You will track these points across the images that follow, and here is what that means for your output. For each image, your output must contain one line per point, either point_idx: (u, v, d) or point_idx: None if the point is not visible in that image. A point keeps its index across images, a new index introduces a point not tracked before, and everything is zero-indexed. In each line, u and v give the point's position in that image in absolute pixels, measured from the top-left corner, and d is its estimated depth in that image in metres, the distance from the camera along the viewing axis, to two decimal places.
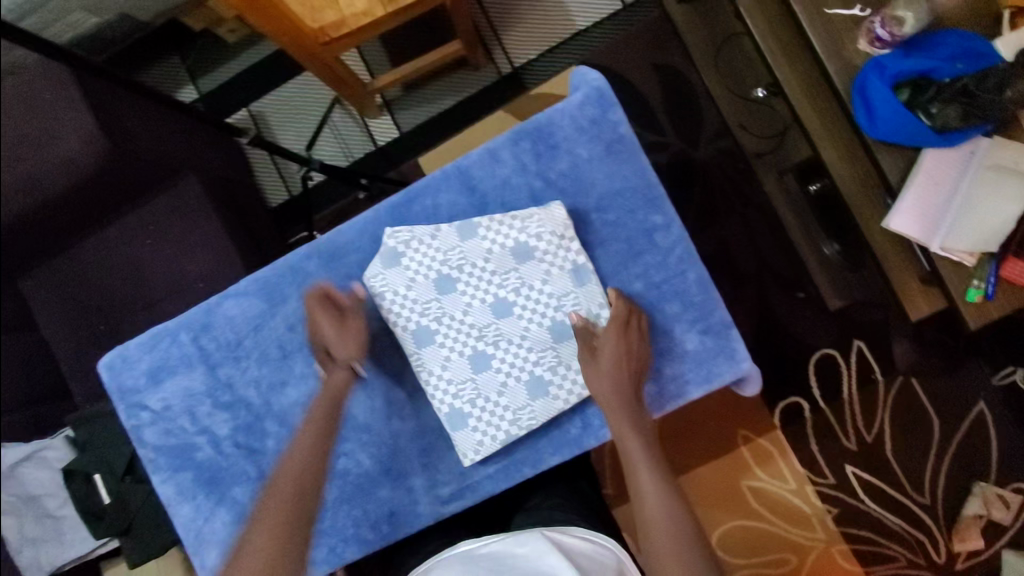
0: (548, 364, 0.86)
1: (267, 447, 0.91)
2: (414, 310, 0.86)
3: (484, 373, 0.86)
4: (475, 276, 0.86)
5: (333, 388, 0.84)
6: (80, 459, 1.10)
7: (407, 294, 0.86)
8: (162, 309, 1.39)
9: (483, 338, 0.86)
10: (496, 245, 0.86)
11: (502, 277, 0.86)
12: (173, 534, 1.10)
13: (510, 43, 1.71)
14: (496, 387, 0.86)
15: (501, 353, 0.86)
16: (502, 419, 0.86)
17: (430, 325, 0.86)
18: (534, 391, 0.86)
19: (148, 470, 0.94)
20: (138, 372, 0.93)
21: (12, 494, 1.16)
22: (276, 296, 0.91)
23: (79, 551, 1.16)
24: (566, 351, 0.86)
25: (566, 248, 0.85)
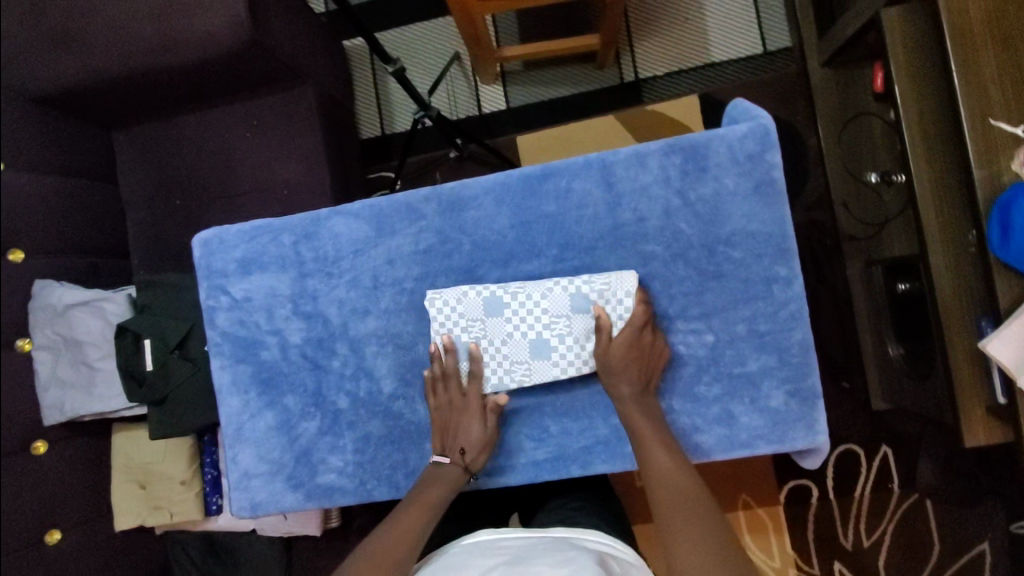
0: (558, 332, 0.85)
1: (333, 367, 0.92)
2: (460, 324, 0.87)
3: (494, 319, 0.86)
4: (526, 304, 0.85)
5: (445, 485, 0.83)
6: (134, 321, 1.11)
7: (467, 293, 0.87)
8: (240, 206, 1.40)
9: (516, 311, 0.85)
10: (557, 289, 0.85)
11: (552, 307, 0.85)
12: (198, 421, 1.12)
13: (639, 53, 1.69)
14: (499, 334, 0.86)
15: (515, 307, 0.85)
16: (498, 366, 0.87)
17: (474, 317, 0.86)
18: (535, 351, 0.85)
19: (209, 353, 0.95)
20: (229, 258, 0.93)
21: (59, 334, 1.17)
22: (386, 228, 0.91)
23: (104, 408, 1.17)
24: (578, 323, 0.84)
25: (615, 303, 0.84)
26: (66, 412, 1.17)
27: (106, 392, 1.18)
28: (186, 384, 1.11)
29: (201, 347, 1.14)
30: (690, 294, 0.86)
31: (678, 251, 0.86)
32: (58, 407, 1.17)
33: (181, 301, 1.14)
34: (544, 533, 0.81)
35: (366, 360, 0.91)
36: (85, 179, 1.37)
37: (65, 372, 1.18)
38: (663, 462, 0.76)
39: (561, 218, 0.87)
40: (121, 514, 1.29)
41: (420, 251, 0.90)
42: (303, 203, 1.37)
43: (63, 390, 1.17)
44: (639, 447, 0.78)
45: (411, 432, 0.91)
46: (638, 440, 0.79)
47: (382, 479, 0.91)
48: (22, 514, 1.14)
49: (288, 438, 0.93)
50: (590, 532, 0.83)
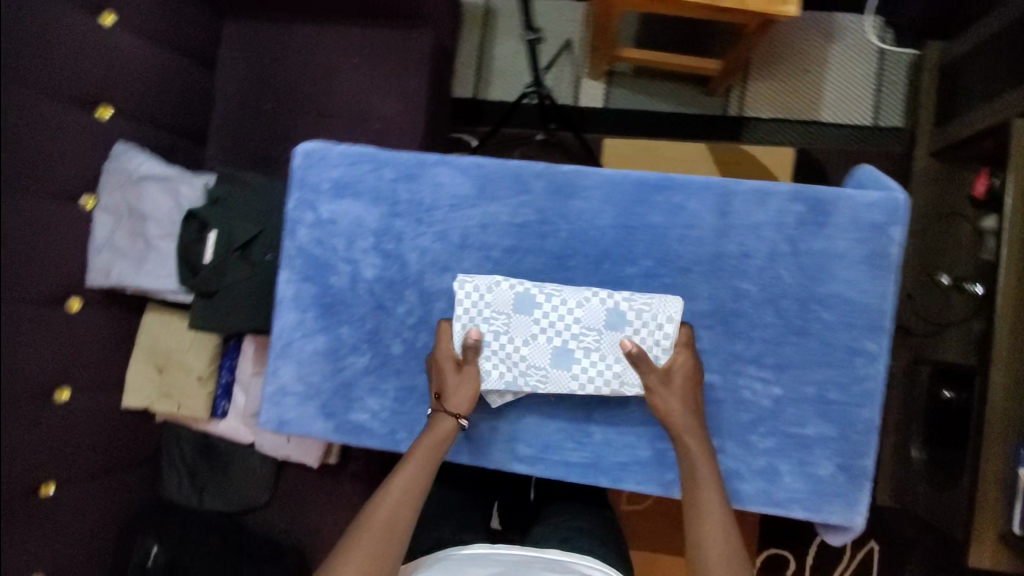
0: (585, 344, 0.83)
1: (397, 311, 0.91)
2: (484, 313, 0.85)
3: (522, 316, 0.84)
4: (559, 308, 0.84)
5: (436, 437, 0.81)
6: (205, 210, 1.10)
7: (499, 284, 0.86)
8: (327, 129, 1.39)
9: (547, 313, 0.84)
10: (594, 300, 0.84)
11: (585, 316, 0.84)
12: (238, 325, 1.10)
13: (749, 91, 1.67)
14: (523, 334, 0.84)
15: (548, 309, 0.84)
16: (513, 366, 0.84)
17: (502, 309, 0.84)
18: (557, 359, 0.84)
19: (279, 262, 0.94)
20: (326, 176, 0.92)
21: (129, 202, 1.17)
22: (488, 192, 0.89)
23: (149, 285, 1.16)
24: (608, 340, 0.83)
25: (651, 329, 0.82)
26: (111, 277, 1.16)
27: (156, 272, 1.16)
28: (237, 286, 1.09)
29: (262, 254, 1.12)
30: (770, 342, 0.84)
31: (772, 298, 0.84)
32: (106, 273, 1.16)
33: (254, 203, 1.13)
34: (538, 552, 0.84)
35: (432, 314, 0.90)
36: (186, 58, 1.36)
37: (123, 241, 1.17)
38: (708, 501, 0.74)
39: (664, 232, 0.86)
40: (129, 390, 1.30)
41: (515, 224, 0.89)
42: (389, 143, 1.36)
43: (115, 256, 1.16)
44: (691, 486, 0.75)
45: None
46: (690, 476, 0.76)
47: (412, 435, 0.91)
48: (41, 364, 1.14)
49: (333, 367, 0.92)
50: (586, 557, 0.85)
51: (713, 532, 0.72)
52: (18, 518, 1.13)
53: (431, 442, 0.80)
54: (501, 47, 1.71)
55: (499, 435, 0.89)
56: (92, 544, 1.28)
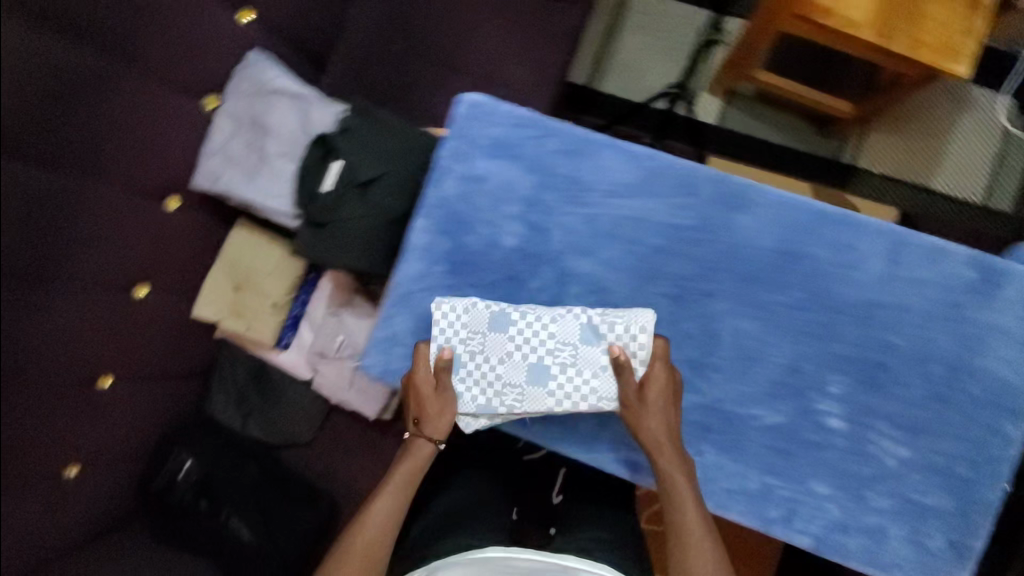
0: (561, 360, 0.81)
1: (528, 286, 0.87)
2: (460, 333, 0.85)
3: (496, 335, 0.83)
4: (533, 324, 0.83)
5: (412, 462, 0.82)
6: (334, 138, 1.06)
7: (474, 304, 0.85)
8: (453, 82, 1.34)
9: (522, 330, 0.83)
10: (568, 315, 0.82)
11: (560, 332, 0.82)
12: (341, 262, 1.06)
13: (864, 142, 1.63)
14: (497, 352, 0.83)
15: (522, 325, 0.83)
16: (489, 388, 0.82)
17: (477, 329, 0.83)
18: (532, 377, 0.81)
19: (415, 209, 0.91)
20: (486, 132, 0.89)
21: (252, 111, 1.14)
22: (651, 185, 0.85)
23: (254, 200, 1.12)
24: (585, 354, 0.81)
25: (628, 341, 0.80)
26: (217, 185, 1.12)
27: (264, 189, 1.13)
28: (351, 223, 1.04)
29: (384, 194, 1.06)
30: (909, 403, 0.81)
31: (922, 360, 0.81)
32: (215, 179, 1.13)
33: (387, 141, 1.06)
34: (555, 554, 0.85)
35: (563, 298, 0.87)
36: None
37: (239, 150, 1.14)
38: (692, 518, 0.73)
39: (827, 270, 0.82)
40: (203, 303, 1.25)
41: (673, 224, 0.84)
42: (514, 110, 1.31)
43: (227, 164, 1.13)
44: (676, 513, 0.74)
45: None
46: (679, 500, 0.75)
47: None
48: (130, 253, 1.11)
49: None
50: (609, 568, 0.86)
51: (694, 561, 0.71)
52: (72, 401, 1.10)
53: (407, 465, 0.81)
54: (626, 42, 1.69)
55: None
56: (135, 445, 1.26)
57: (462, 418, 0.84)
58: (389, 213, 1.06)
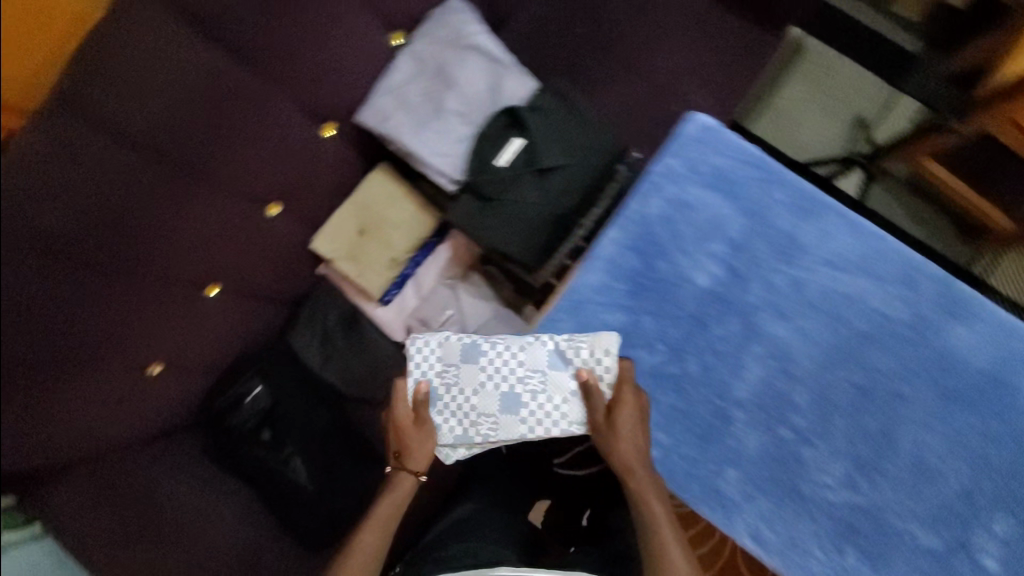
0: (531, 387, 0.88)
1: (711, 331, 0.85)
2: (435, 366, 0.92)
3: (468, 368, 0.90)
4: (501, 354, 0.89)
5: (397, 495, 0.98)
6: (524, 114, 1.01)
7: (448, 338, 0.93)
8: (638, 83, 1.26)
9: (492, 361, 0.90)
10: (536, 344, 0.88)
11: (529, 361, 0.88)
12: (495, 241, 1.00)
13: (1005, 262, 1.52)
14: (470, 383, 0.90)
15: (493, 355, 0.90)
16: (464, 419, 0.90)
17: (451, 362, 0.91)
18: (504, 407, 0.88)
19: (610, 219, 0.87)
20: (709, 160, 0.85)
21: (439, 60, 1.08)
22: (869, 266, 0.82)
23: (415, 150, 1.05)
24: (555, 380, 0.87)
25: (594, 363, 0.86)
26: (382, 125, 1.06)
27: (430, 144, 1.06)
28: (519, 207, 1.00)
29: (559, 186, 1.02)
30: None
31: None
32: (383, 120, 1.06)
33: (574, 131, 1.02)
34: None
35: (743, 354, 0.84)
36: None
37: (415, 97, 1.07)
38: (670, 543, 0.83)
39: None
40: (321, 236, 1.20)
41: (880, 312, 0.81)
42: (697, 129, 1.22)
43: (398, 106, 1.06)
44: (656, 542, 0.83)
45: (723, 446, 0.86)
46: (652, 522, 0.83)
47: (664, 457, 0.88)
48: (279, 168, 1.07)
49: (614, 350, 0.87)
50: None
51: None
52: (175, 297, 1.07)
53: (396, 495, 0.98)
54: (798, 92, 1.63)
55: (749, 504, 0.86)
56: (217, 360, 1.22)
57: (440, 448, 0.92)
58: (558, 206, 1.02)
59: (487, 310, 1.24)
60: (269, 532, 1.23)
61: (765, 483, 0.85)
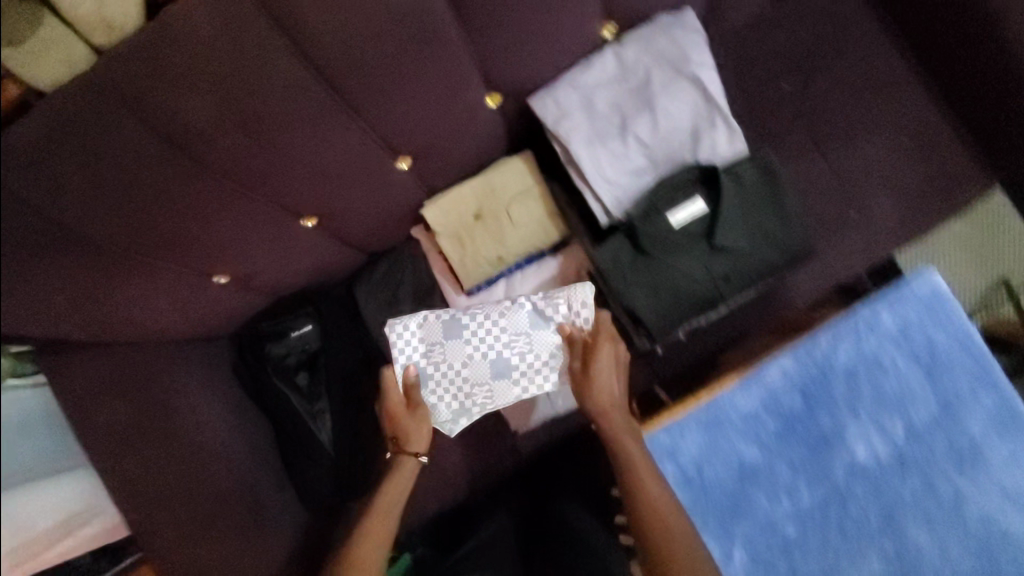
0: (518, 350, 0.96)
1: (848, 479, 0.93)
2: (419, 349, 0.96)
3: (455, 343, 0.96)
4: (483, 326, 0.96)
5: (401, 478, 0.97)
6: (719, 179, 0.88)
7: (427, 317, 0.96)
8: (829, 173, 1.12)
9: (476, 333, 0.96)
10: (515, 311, 0.97)
11: (511, 326, 0.96)
12: (632, 301, 0.89)
13: None
14: (458, 359, 0.96)
15: (475, 327, 0.96)
16: (461, 391, 0.96)
17: (436, 340, 0.96)
18: (497, 373, 0.96)
19: (809, 341, 0.95)
20: (927, 334, 0.95)
21: (647, 73, 0.93)
22: (1011, 489, 0.92)
23: (582, 166, 0.93)
24: (539, 342, 0.96)
25: (576, 316, 0.95)
26: (557, 122, 0.93)
27: (603, 164, 0.93)
28: (672, 275, 0.88)
29: (724, 271, 0.88)
30: None
31: None
32: (560, 117, 0.93)
33: (763, 217, 0.88)
34: None
35: (867, 510, 0.92)
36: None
37: (603, 106, 0.94)
38: (654, 493, 0.87)
39: None
40: (436, 205, 1.08)
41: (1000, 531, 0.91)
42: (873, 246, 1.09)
43: (582, 108, 0.93)
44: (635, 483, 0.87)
45: None
46: (630, 464, 0.88)
47: None
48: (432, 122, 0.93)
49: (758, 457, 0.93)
50: None
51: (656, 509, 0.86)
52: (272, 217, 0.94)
53: (396, 484, 0.97)
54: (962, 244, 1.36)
55: None
56: (282, 287, 1.13)
57: (441, 424, 0.98)
58: (714, 292, 0.88)
59: None
60: (272, 479, 1.15)
61: None
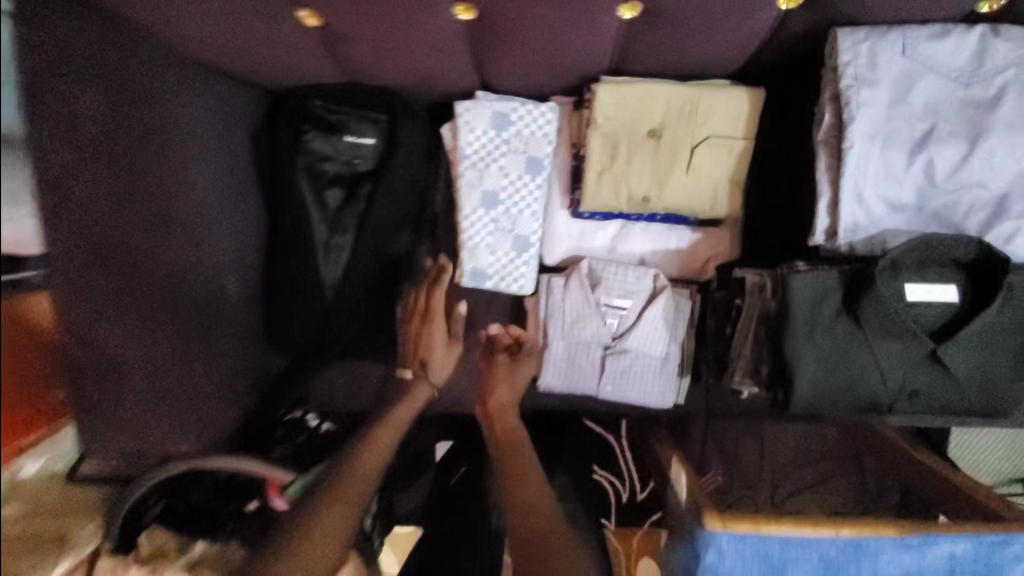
0: (494, 220, 0.90)
1: None
2: (522, 133, 0.87)
3: (519, 163, 0.89)
4: (529, 196, 0.89)
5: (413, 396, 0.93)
6: (987, 275, 0.66)
7: (549, 150, 0.89)
8: None
9: (524, 184, 0.89)
10: (530, 223, 0.90)
11: (522, 212, 0.90)
12: (800, 356, 0.68)
13: None
14: (507, 161, 0.88)
15: (528, 185, 0.89)
16: (480, 162, 0.88)
17: (528, 147, 0.88)
18: (486, 192, 0.89)
19: None
20: None
21: (996, 99, 0.65)
22: None
23: (849, 157, 0.66)
24: (501, 240, 0.90)
25: (511, 274, 0.91)
26: (856, 81, 0.66)
27: (868, 175, 0.67)
28: (860, 354, 0.68)
29: (916, 386, 0.68)
30: None
31: None
32: (864, 82, 0.66)
33: (998, 352, 0.68)
34: None
35: None
36: None
37: (916, 102, 0.67)
38: (527, 465, 0.78)
39: None
40: (623, 83, 0.78)
41: None
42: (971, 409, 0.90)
43: (892, 86, 0.66)
44: (512, 472, 0.77)
45: None
46: (510, 465, 0.78)
47: None
48: None
49: None
50: None
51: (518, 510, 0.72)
52: None
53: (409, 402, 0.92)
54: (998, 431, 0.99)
55: None
56: (371, 73, 0.82)
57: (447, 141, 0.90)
58: (887, 402, 0.69)
59: (658, 342, 0.89)
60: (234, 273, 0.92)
61: None
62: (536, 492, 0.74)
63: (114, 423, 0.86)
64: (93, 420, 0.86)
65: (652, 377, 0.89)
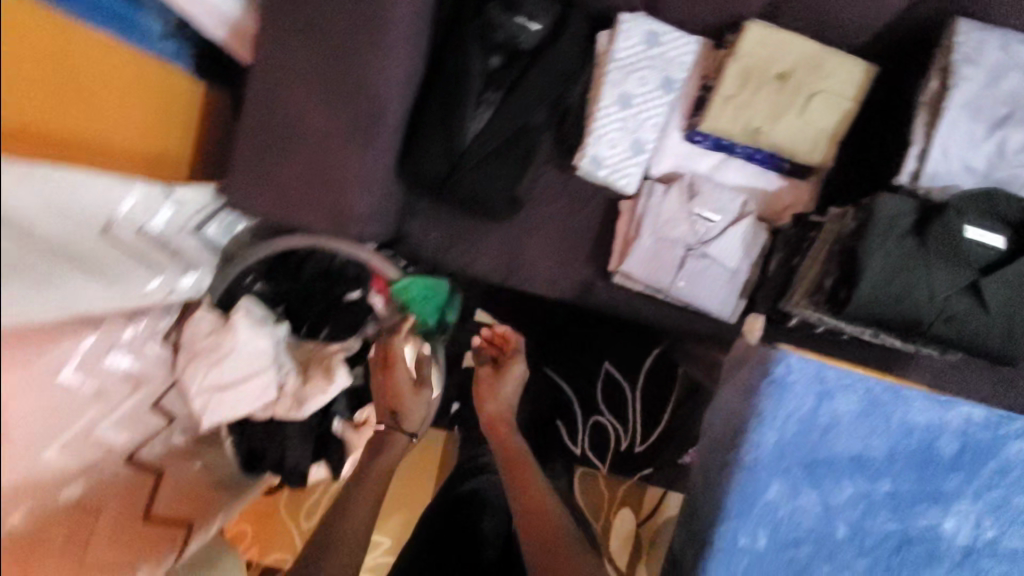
0: (622, 118, 1.04)
1: (922, 505, 0.73)
2: (666, 55, 1.04)
3: (657, 79, 1.04)
4: (656, 107, 1.04)
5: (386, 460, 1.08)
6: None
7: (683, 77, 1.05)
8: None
9: (656, 97, 1.04)
10: (649, 130, 1.05)
11: (647, 119, 1.04)
12: (873, 258, 0.82)
13: None
14: (648, 73, 1.04)
15: (658, 99, 1.04)
16: (626, 67, 1.03)
17: (668, 68, 1.04)
18: (623, 93, 1.03)
19: None
20: None
21: None
22: None
23: (947, 115, 0.83)
24: (622, 136, 1.04)
25: (622, 168, 1.05)
26: (964, 60, 0.84)
27: (957, 134, 0.84)
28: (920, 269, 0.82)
29: (954, 309, 0.83)
30: None
31: None
32: (969, 62, 0.84)
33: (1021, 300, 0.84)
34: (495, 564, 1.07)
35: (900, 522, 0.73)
36: None
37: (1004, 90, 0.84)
38: (526, 470, 0.98)
39: None
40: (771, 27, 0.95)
41: None
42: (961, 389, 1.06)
43: (991, 72, 0.84)
44: (517, 479, 0.97)
45: (804, 465, 0.72)
46: (514, 471, 0.98)
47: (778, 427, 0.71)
48: None
49: (905, 430, 0.72)
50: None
51: (525, 508, 0.93)
52: None
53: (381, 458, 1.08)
54: None
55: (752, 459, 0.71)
56: None
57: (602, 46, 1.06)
58: (928, 317, 0.83)
59: (735, 256, 1.04)
60: None
61: (783, 481, 0.72)
62: (536, 495, 0.94)
63: (260, 184, 0.98)
64: (244, 168, 0.98)
65: (722, 283, 1.04)
